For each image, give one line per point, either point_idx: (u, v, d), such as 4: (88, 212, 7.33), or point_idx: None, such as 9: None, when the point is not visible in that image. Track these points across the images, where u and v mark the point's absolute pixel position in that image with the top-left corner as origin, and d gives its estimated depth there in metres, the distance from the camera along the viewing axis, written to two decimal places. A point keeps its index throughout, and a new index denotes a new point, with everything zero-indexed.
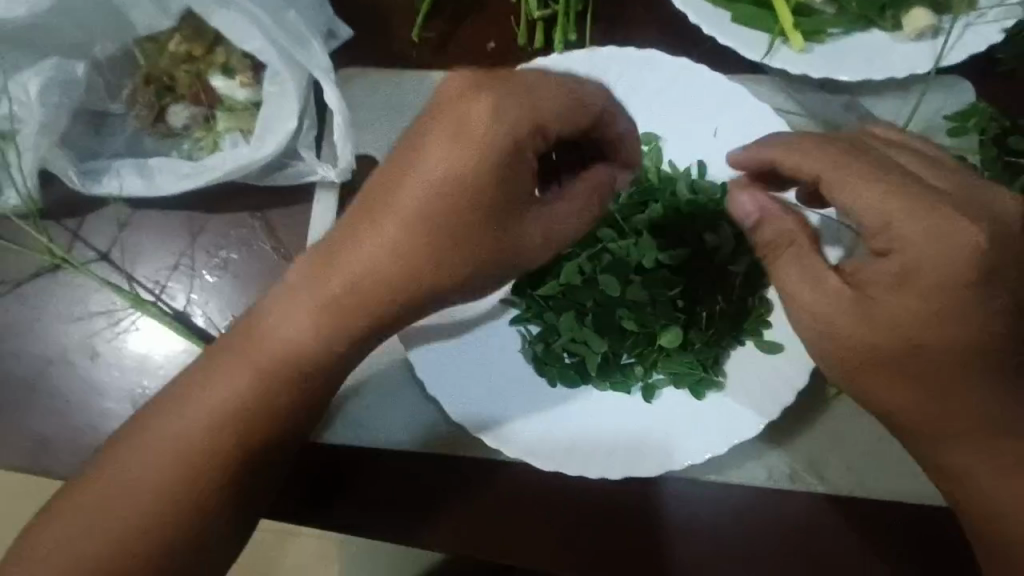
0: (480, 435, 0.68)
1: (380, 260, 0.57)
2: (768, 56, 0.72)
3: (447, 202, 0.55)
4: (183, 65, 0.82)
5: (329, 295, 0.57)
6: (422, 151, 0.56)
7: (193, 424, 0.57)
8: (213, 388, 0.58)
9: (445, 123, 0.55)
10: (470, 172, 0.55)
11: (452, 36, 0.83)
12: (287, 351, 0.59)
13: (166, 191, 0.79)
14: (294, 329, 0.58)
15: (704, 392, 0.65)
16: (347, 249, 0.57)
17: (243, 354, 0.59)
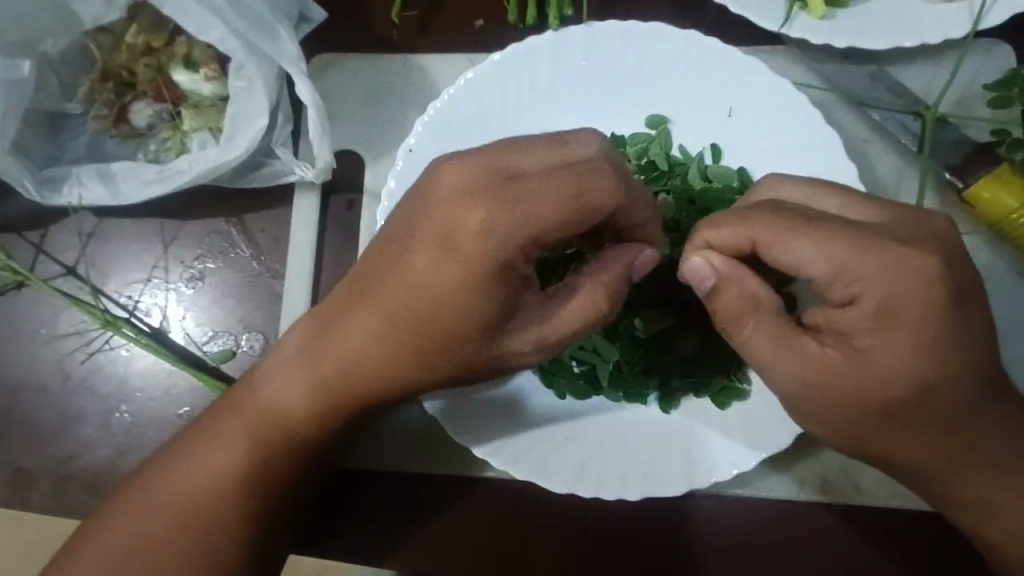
0: (486, 457, 0.62)
1: (364, 354, 0.55)
2: (786, 26, 0.65)
3: (432, 309, 0.52)
4: (142, 58, 0.75)
5: (316, 386, 0.57)
6: (407, 251, 0.52)
7: (187, 489, 0.59)
8: (206, 455, 0.59)
9: (439, 221, 0.50)
10: (454, 286, 0.50)
11: (437, 14, 0.76)
12: (279, 426, 0.59)
13: (132, 198, 0.72)
14: (286, 410, 0.58)
15: (726, 401, 0.60)
16: (337, 328, 0.56)
17: (239, 425, 0.59)
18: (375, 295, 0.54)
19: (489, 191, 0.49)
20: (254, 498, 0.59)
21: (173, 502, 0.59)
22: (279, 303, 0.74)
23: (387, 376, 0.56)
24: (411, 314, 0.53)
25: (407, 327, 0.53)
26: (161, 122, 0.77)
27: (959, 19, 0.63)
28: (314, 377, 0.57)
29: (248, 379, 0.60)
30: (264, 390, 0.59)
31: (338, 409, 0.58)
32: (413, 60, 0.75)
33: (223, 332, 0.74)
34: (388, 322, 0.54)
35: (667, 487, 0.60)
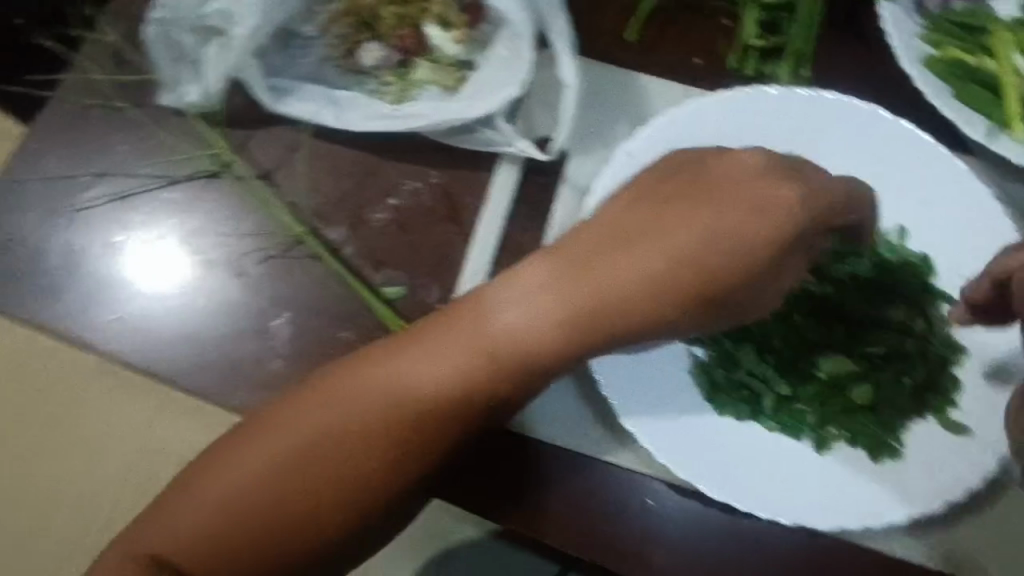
0: (648, 449, 0.65)
1: (623, 291, 0.58)
2: (990, 138, 0.73)
3: (715, 257, 0.58)
4: (392, 6, 0.81)
5: (564, 311, 0.58)
6: (698, 205, 0.59)
7: (399, 386, 0.60)
8: (428, 357, 0.61)
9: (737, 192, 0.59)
10: (740, 241, 0.58)
11: (666, 42, 0.82)
12: (506, 344, 0.59)
13: (350, 125, 0.77)
14: (523, 332, 0.59)
15: (880, 456, 0.64)
16: (609, 262, 0.58)
17: (461, 335, 0.60)
18: (657, 240, 0.58)
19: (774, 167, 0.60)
20: (466, 407, 0.60)
21: (380, 396, 0.60)
22: (458, 259, 0.77)
23: (637, 315, 0.59)
24: (694, 260, 0.58)
25: (688, 270, 0.58)
26: (387, 67, 0.81)
27: None
28: (564, 303, 0.58)
29: (488, 294, 0.61)
30: (509, 307, 0.60)
31: (575, 337, 0.59)
32: (633, 76, 0.81)
33: (398, 271, 0.77)
34: (667, 264, 0.58)
35: (815, 518, 0.63)
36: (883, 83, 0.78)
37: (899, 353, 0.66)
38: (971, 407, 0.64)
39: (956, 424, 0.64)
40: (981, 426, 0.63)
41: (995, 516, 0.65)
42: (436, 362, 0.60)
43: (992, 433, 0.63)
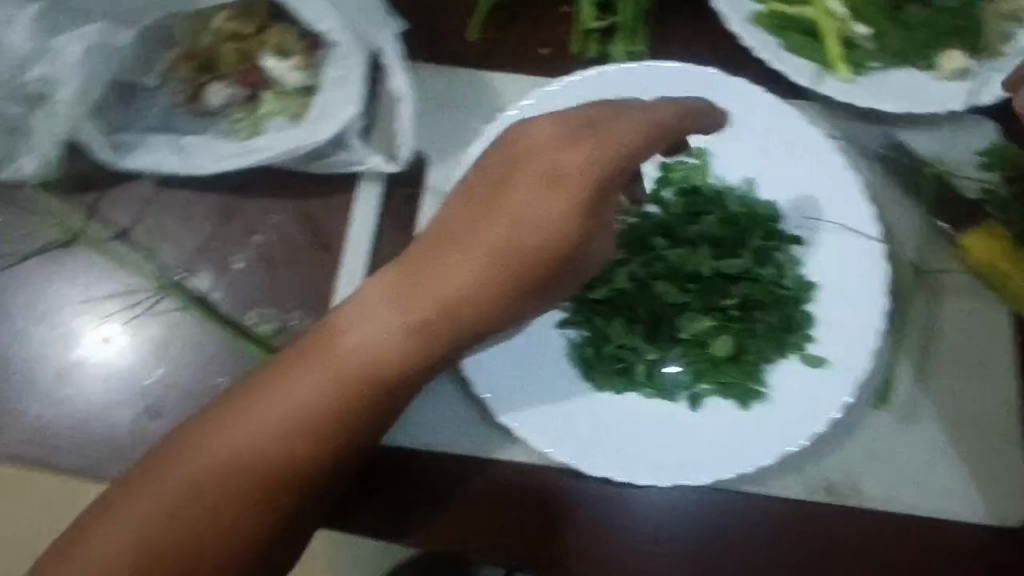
0: (526, 439, 0.67)
1: (457, 299, 0.55)
2: (817, 83, 0.75)
3: (543, 245, 0.56)
4: (228, 42, 0.79)
5: (411, 328, 0.56)
6: (517, 189, 0.56)
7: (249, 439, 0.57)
8: (276, 398, 0.58)
9: (542, 166, 0.56)
10: (561, 223, 0.56)
11: (503, 40, 0.83)
12: (364, 371, 0.57)
13: (202, 171, 0.76)
14: (377, 359, 0.57)
15: (749, 402, 0.67)
16: (442, 268, 0.56)
17: (318, 372, 0.57)
18: (483, 239, 0.56)
19: (582, 135, 0.56)
20: (321, 442, 0.58)
21: (234, 452, 0.57)
22: (331, 283, 0.77)
23: (487, 311, 0.56)
24: (521, 250, 0.56)
25: (517, 264, 0.56)
26: (236, 104, 0.80)
27: (956, 97, 0.75)
28: (407, 317, 0.56)
29: (332, 324, 0.58)
30: (351, 334, 0.57)
31: (436, 347, 0.57)
32: (480, 76, 0.82)
33: (272, 306, 0.77)
34: (496, 260, 0.56)
35: (691, 474, 0.65)
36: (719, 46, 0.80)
37: (755, 298, 0.68)
38: (826, 341, 0.67)
39: (814, 358, 0.67)
40: (835, 357, 0.67)
41: (864, 438, 0.68)
42: (284, 402, 0.57)
43: (850, 363, 0.66)
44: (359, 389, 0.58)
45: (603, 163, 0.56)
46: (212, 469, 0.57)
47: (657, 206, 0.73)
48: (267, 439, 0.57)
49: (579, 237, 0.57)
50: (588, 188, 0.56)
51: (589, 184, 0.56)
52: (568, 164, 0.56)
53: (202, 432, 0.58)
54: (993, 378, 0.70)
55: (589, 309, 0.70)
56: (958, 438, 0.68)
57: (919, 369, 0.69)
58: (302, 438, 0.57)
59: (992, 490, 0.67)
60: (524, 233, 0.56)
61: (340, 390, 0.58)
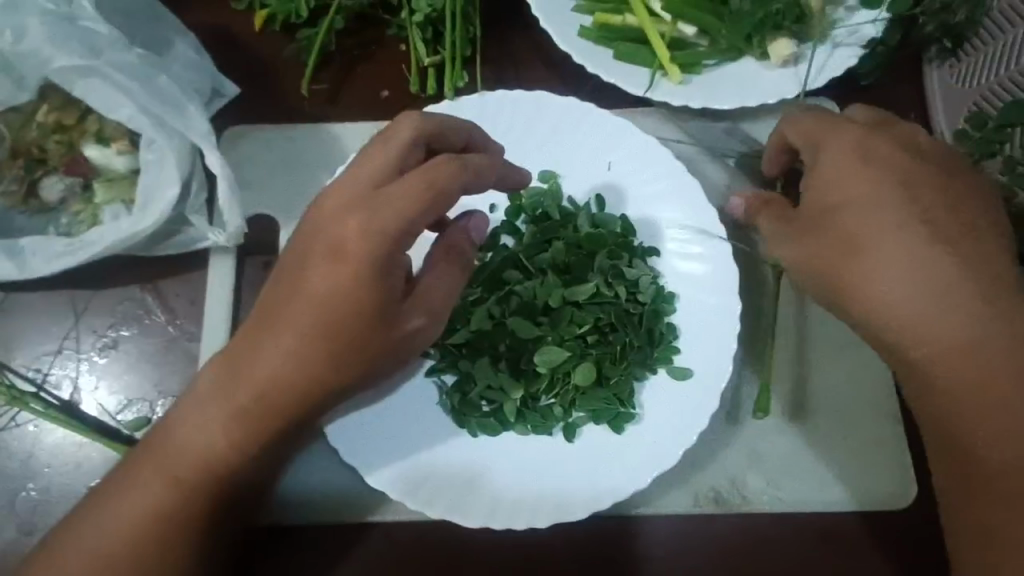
0: (403, 500, 0.65)
1: (267, 390, 0.57)
2: (650, 89, 0.75)
3: (343, 317, 0.56)
4: (53, 135, 0.77)
5: (234, 423, 0.58)
6: (309, 265, 0.57)
7: (105, 539, 0.59)
8: (126, 497, 0.60)
9: (329, 238, 0.56)
10: (354, 293, 0.55)
11: (343, 87, 0.82)
12: (199, 469, 0.59)
13: (39, 272, 0.73)
14: (209, 456, 0.58)
15: (622, 426, 0.65)
16: (253, 355, 0.57)
17: (161, 477, 0.59)
18: (285, 321, 0.57)
19: (359, 202, 0.56)
20: (175, 535, 0.59)
21: (93, 555, 0.59)
22: (194, 365, 0.74)
23: (305, 390, 0.57)
24: (323, 325, 0.56)
25: (321, 339, 0.56)
26: (73, 196, 0.78)
27: (790, 83, 0.75)
28: (228, 412, 0.58)
29: (168, 422, 0.60)
30: (182, 430, 0.59)
31: (261, 431, 0.58)
32: (322, 127, 0.80)
33: (137, 398, 0.74)
34: (301, 340, 0.56)
35: (573, 511, 0.63)
36: (555, 66, 0.80)
37: (614, 319, 0.66)
38: (689, 351, 0.67)
39: (679, 370, 0.66)
40: (700, 367, 0.66)
41: (744, 440, 0.68)
42: (134, 500, 0.60)
43: (717, 369, 0.66)
44: (198, 486, 0.59)
45: (379, 234, 0.55)
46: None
47: (512, 237, 0.72)
48: (122, 547, 0.59)
49: (377, 310, 0.56)
50: (372, 261, 0.55)
51: (373, 257, 0.55)
52: (348, 242, 0.55)
53: (61, 549, 0.60)
54: (859, 358, 0.70)
55: (450, 355, 0.68)
56: (833, 425, 0.68)
57: (784, 359, 0.70)
58: (155, 541, 0.59)
59: (874, 473, 0.67)
60: (322, 310, 0.56)
61: (181, 492, 0.59)
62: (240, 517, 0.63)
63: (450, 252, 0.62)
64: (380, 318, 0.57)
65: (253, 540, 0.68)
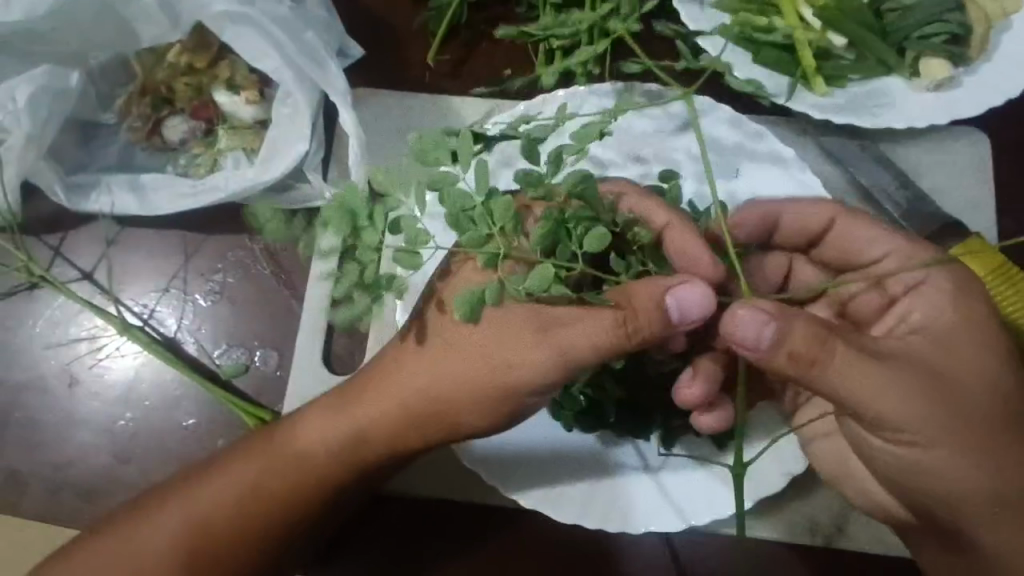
0: (498, 485, 0.66)
1: (388, 410, 0.61)
2: (790, 99, 0.73)
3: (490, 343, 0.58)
4: (183, 76, 0.78)
5: (349, 446, 0.62)
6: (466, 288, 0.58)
7: (208, 501, 0.63)
8: (232, 474, 0.63)
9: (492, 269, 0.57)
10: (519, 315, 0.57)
11: (467, 60, 0.80)
12: (305, 469, 0.63)
13: (162, 210, 0.75)
14: (320, 471, 0.63)
15: (724, 442, 0.66)
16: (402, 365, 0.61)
17: (275, 473, 0.63)
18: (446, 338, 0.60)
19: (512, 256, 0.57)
20: (269, 519, 0.63)
21: (194, 512, 0.63)
22: (294, 320, 0.75)
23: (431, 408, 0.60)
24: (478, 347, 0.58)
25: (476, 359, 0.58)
26: (194, 138, 0.78)
27: (941, 109, 0.72)
28: (347, 429, 0.62)
29: (296, 420, 0.64)
30: (306, 432, 0.63)
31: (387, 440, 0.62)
32: (444, 100, 0.79)
33: (236, 345, 0.75)
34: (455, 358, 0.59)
35: (668, 522, 0.65)
36: None
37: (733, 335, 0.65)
38: None
39: None
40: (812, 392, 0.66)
41: None
42: (240, 480, 0.63)
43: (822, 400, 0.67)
44: (301, 490, 0.63)
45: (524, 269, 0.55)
46: (174, 533, 0.63)
47: None
48: (223, 514, 0.63)
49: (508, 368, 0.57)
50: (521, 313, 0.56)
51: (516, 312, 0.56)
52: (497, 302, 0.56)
53: (170, 496, 0.64)
54: None
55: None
56: None
57: None
58: (254, 516, 0.63)
59: None
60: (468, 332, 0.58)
61: (288, 489, 0.63)
62: (330, 522, 0.66)
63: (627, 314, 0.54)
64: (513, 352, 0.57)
65: None
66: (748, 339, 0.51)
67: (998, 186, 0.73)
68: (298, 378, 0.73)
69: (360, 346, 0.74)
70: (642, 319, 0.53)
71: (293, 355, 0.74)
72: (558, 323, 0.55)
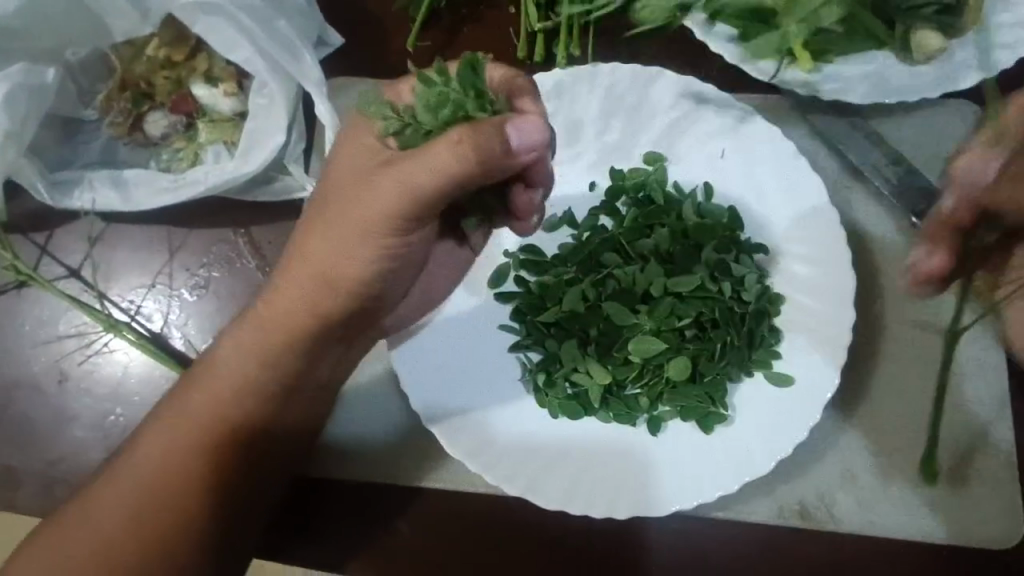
0: (482, 471, 0.65)
1: (294, 300, 0.63)
2: (776, 77, 0.71)
3: (363, 212, 0.58)
4: (162, 70, 0.77)
5: (259, 342, 0.64)
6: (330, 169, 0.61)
7: (146, 464, 0.62)
8: (162, 430, 0.63)
9: (348, 148, 0.59)
10: (370, 166, 0.57)
11: (448, 46, 0.79)
12: (229, 386, 0.64)
13: (143, 205, 0.74)
14: (234, 373, 0.64)
15: (712, 426, 0.64)
16: (298, 262, 0.63)
17: (192, 398, 0.64)
18: (326, 222, 0.60)
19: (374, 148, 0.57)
20: (220, 463, 0.63)
21: (138, 482, 0.62)
22: None
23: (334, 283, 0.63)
24: (357, 220, 0.59)
25: (364, 227, 0.59)
26: (175, 133, 0.78)
27: (934, 83, 0.70)
28: (257, 338, 0.64)
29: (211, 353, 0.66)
30: (223, 355, 0.65)
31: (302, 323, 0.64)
32: (425, 88, 0.78)
33: None
34: (342, 236, 0.60)
35: (661, 506, 0.63)
36: (671, 42, 0.76)
37: (715, 313, 0.64)
38: (793, 358, 0.65)
39: (777, 375, 0.64)
40: (803, 375, 0.64)
41: (837, 458, 0.67)
42: (170, 433, 0.63)
43: (823, 384, 0.63)
44: (221, 409, 0.64)
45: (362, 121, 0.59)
46: (120, 511, 0.61)
47: (610, 218, 0.69)
48: (161, 475, 0.62)
49: (382, 211, 0.58)
50: (366, 157, 0.58)
51: (364, 161, 0.58)
52: (348, 158, 0.59)
53: (118, 467, 0.63)
54: (971, 389, 0.67)
55: (524, 300, 0.68)
56: (935, 453, 0.66)
57: (890, 369, 0.68)
58: (189, 453, 0.63)
59: (977, 510, 0.64)
60: (341, 208, 0.59)
61: (213, 409, 0.64)
62: (275, 453, 0.66)
63: (466, 135, 0.51)
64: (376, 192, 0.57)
65: (320, 487, 0.69)
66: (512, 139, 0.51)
67: None
68: None
69: None
70: (483, 142, 0.50)
71: None
72: (406, 158, 0.54)
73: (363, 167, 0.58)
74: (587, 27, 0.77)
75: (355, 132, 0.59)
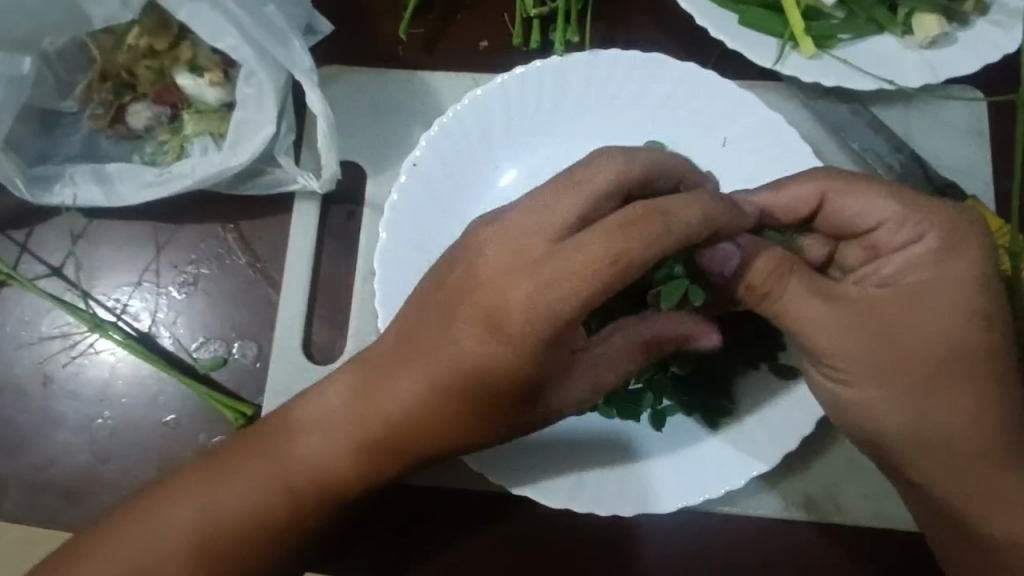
0: (484, 471, 0.63)
1: (422, 426, 0.55)
2: (779, 63, 0.69)
3: (529, 367, 0.51)
4: (144, 60, 0.74)
5: (369, 455, 0.57)
6: (522, 286, 0.49)
7: (204, 511, 0.58)
8: (242, 484, 0.58)
9: (561, 275, 0.48)
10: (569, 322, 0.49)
11: (440, 32, 0.76)
12: (322, 477, 0.58)
13: (128, 201, 0.72)
14: (334, 469, 0.58)
15: (715, 420, 0.64)
16: (430, 369, 0.53)
17: (286, 462, 0.58)
18: (484, 342, 0.50)
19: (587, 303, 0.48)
20: (277, 540, 0.59)
21: (196, 522, 0.58)
22: (272, 310, 0.73)
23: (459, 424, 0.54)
24: (520, 375, 0.51)
25: (518, 386, 0.52)
26: (159, 125, 0.75)
27: (935, 68, 0.69)
28: (367, 447, 0.57)
29: (302, 421, 0.59)
30: (322, 437, 0.58)
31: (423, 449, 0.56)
32: (417, 76, 0.76)
33: (214, 338, 0.73)
34: (493, 372, 0.51)
35: (665, 503, 0.63)
36: (669, 28, 0.75)
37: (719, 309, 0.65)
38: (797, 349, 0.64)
39: (780, 368, 0.64)
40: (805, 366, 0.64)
41: (841, 452, 0.66)
42: (250, 489, 0.58)
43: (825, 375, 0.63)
44: (312, 497, 0.58)
45: (566, 317, 0.48)
46: (164, 538, 0.58)
47: None
48: (231, 531, 0.58)
49: (554, 372, 0.52)
50: (581, 303, 0.48)
51: (538, 350, 0.50)
52: (565, 285, 0.48)
53: (163, 488, 0.60)
54: None
55: None
56: None
57: None
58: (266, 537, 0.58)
59: None
60: (507, 336, 0.50)
61: (300, 495, 0.58)
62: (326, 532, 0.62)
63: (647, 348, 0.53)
64: (537, 389, 0.52)
65: None
66: (717, 267, 0.54)
67: (994, 147, 0.71)
68: (280, 369, 0.71)
69: (340, 334, 0.72)
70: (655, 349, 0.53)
71: (273, 346, 0.71)
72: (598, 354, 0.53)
73: (559, 303, 0.48)
74: (584, 11, 0.75)
75: (583, 254, 0.48)
